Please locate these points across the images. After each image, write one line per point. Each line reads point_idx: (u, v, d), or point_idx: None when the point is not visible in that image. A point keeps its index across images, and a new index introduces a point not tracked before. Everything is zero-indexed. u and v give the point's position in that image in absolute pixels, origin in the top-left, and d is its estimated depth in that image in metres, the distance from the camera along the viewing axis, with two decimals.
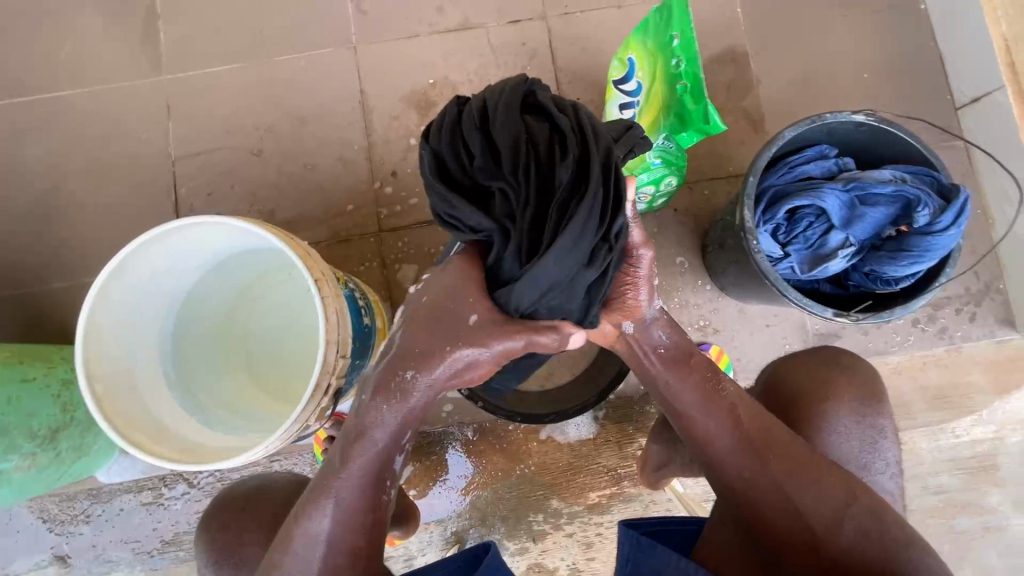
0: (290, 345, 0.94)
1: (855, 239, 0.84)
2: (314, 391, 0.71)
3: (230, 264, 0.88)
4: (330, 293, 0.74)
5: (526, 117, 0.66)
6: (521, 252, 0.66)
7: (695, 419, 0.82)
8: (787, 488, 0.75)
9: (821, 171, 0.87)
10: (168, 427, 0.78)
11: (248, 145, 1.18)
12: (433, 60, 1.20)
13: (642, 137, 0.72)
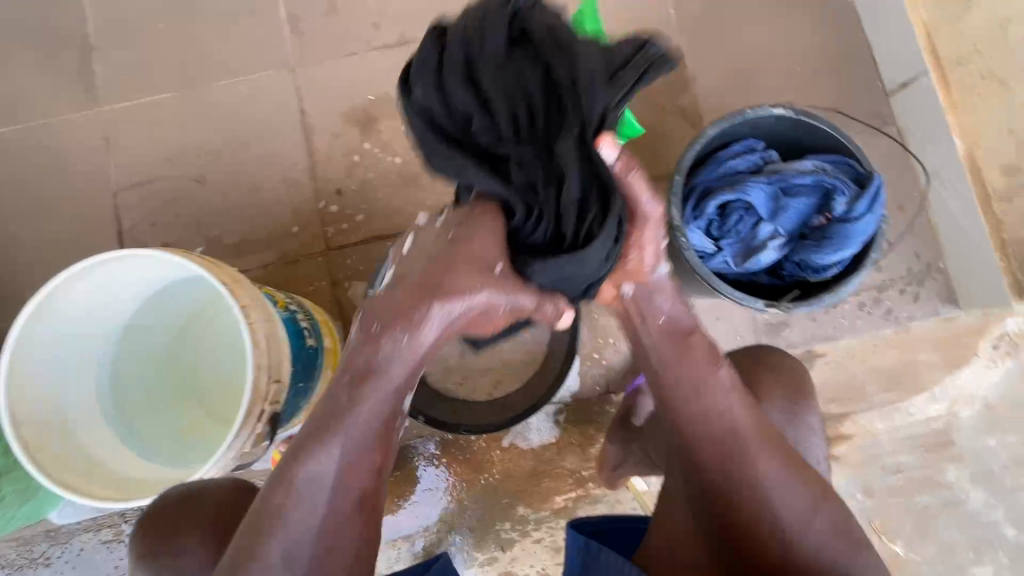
0: (231, 377, 0.90)
1: (783, 229, 0.86)
2: (246, 418, 0.70)
3: (166, 297, 0.87)
4: (258, 319, 0.73)
5: (518, 66, 0.62)
6: (543, 228, 0.67)
7: (701, 390, 0.76)
8: (762, 496, 0.72)
9: (748, 165, 0.89)
10: (103, 465, 0.77)
11: (190, 171, 1.17)
12: (371, 76, 1.20)
13: (657, 56, 0.62)
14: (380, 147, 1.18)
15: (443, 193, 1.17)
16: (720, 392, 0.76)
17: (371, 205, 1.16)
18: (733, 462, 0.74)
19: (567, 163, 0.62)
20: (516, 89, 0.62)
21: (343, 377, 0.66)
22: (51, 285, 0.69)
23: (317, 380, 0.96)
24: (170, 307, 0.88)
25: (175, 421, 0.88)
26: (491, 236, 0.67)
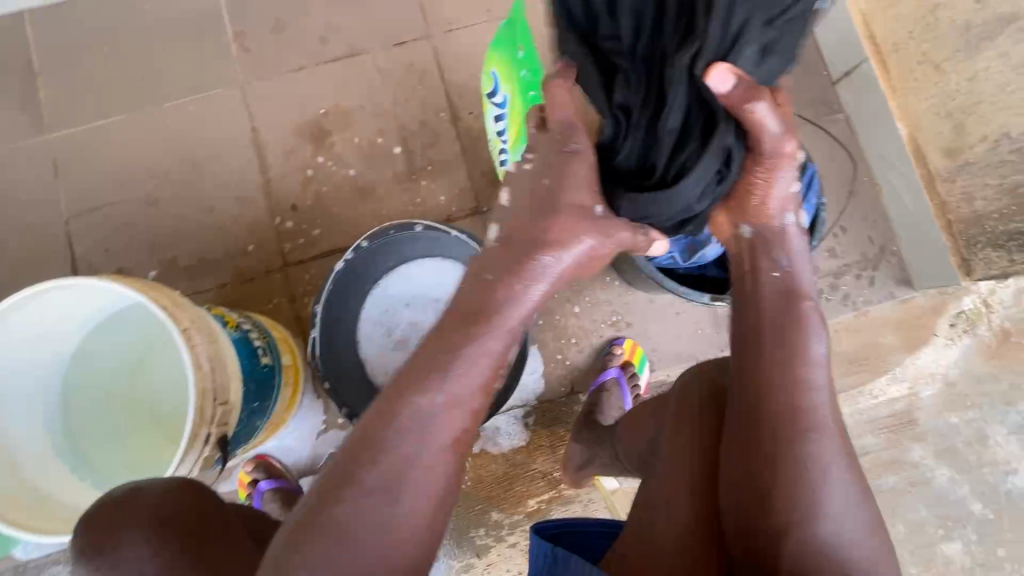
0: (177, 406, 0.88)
1: None
2: (190, 441, 0.70)
3: (112, 322, 0.87)
4: (200, 340, 0.73)
5: None
6: (642, 159, 0.66)
7: (792, 354, 0.66)
8: (814, 496, 0.61)
9: None
10: (49, 500, 0.76)
11: (143, 194, 1.17)
12: (321, 90, 1.20)
13: None
14: (333, 159, 1.18)
15: (399, 202, 1.17)
16: (807, 361, 0.66)
17: (327, 219, 1.16)
18: (794, 447, 0.63)
19: (670, 90, 0.59)
20: None
21: (450, 320, 0.63)
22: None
23: (275, 398, 0.95)
24: (116, 334, 0.87)
25: (128, 449, 0.86)
26: (586, 177, 0.66)
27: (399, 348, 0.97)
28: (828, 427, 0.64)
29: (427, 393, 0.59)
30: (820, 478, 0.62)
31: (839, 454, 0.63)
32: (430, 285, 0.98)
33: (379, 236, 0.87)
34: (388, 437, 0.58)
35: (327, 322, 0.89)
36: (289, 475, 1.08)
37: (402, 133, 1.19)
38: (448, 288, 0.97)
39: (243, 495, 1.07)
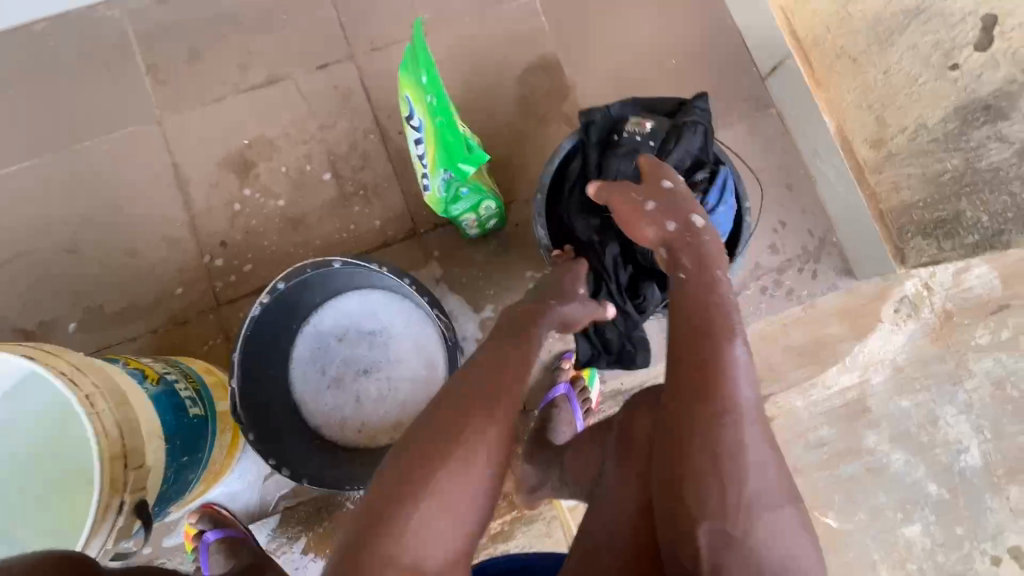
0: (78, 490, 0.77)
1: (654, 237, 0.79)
2: (99, 515, 0.65)
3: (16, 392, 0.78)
4: (106, 405, 0.69)
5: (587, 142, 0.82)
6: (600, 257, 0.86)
7: (708, 344, 0.64)
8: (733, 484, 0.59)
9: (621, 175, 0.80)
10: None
11: (62, 242, 1.12)
12: (244, 120, 1.16)
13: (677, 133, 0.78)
14: (261, 190, 1.14)
15: (332, 230, 1.13)
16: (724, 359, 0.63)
17: (257, 253, 1.12)
18: (719, 458, 0.59)
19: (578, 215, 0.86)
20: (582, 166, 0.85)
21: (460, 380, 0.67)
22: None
23: (209, 447, 0.91)
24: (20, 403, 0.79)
25: (29, 532, 0.76)
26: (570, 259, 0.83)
27: (333, 385, 0.94)
28: (750, 426, 0.60)
29: (437, 457, 0.59)
30: (741, 490, 0.59)
31: (764, 459, 0.60)
32: (359, 316, 0.95)
33: (295, 277, 0.82)
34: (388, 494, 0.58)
35: (249, 370, 0.83)
36: (235, 523, 1.03)
37: (332, 158, 1.16)
38: (379, 319, 0.95)
39: (188, 549, 1.02)
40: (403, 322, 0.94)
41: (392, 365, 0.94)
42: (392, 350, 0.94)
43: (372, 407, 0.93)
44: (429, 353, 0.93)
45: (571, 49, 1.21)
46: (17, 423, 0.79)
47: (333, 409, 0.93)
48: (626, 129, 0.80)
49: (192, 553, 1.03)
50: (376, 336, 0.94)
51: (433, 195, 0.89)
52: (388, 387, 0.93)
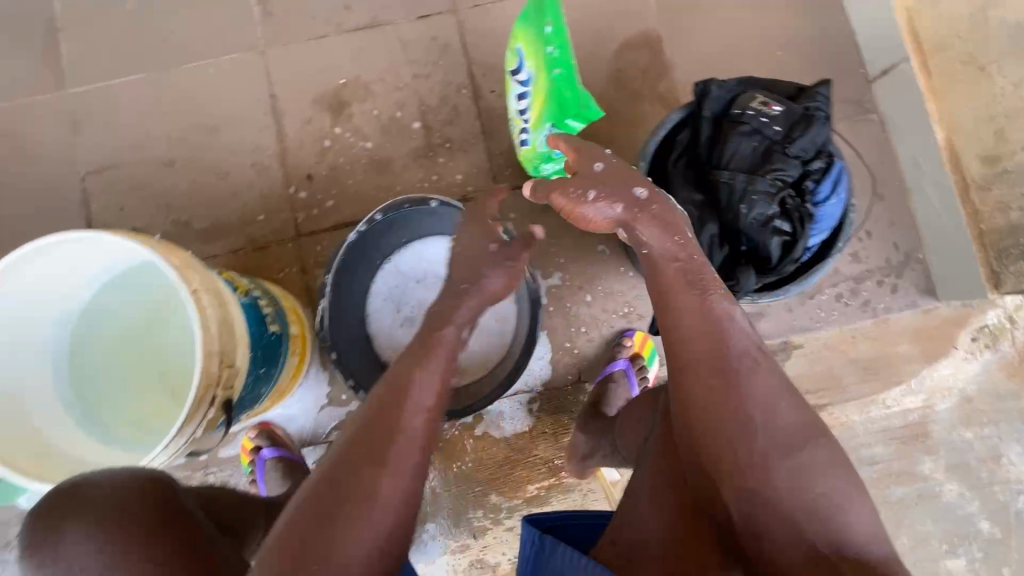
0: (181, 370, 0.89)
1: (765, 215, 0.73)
2: (196, 404, 0.69)
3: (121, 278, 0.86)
4: (210, 303, 0.72)
5: (702, 114, 0.78)
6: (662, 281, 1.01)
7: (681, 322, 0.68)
8: (735, 442, 0.61)
9: (738, 149, 0.75)
10: (61, 452, 0.77)
11: (159, 156, 1.16)
12: (343, 60, 1.18)
13: (800, 115, 0.75)
14: (351, 131, 1.16)
15: (414, 179, 1.15)
16: (704, 330, 0.67)
17: (341, 191, 1.15)
18: (706, 420, 0.63)
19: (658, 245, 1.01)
20: (688, 138, 0.81)
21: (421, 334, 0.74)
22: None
23: (282, 364, 0.95)
24: (128, 289, 0.88)
25: (136, 402, 0.88)
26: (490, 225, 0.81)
27: (407, 325, 0.98)
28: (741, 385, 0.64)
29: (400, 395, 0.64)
30: (750, 445, 0.61)
31: (767, 403, 0.63)
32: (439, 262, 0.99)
33: (392, 209, 0.85)
34: (342, 475, 0.57)
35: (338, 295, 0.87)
36: (290, 444, 1.08)
37: (423, 108, 1.17)
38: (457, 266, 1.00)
39: (244, 462, 1.07)
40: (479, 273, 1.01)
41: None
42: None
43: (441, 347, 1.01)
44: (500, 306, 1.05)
45: (674, 29, 1.19)
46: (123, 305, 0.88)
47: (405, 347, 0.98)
48: (748, 108, 0.76)
49: (248, 468, 1.08)
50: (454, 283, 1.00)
51: (531, 149, 0.90)
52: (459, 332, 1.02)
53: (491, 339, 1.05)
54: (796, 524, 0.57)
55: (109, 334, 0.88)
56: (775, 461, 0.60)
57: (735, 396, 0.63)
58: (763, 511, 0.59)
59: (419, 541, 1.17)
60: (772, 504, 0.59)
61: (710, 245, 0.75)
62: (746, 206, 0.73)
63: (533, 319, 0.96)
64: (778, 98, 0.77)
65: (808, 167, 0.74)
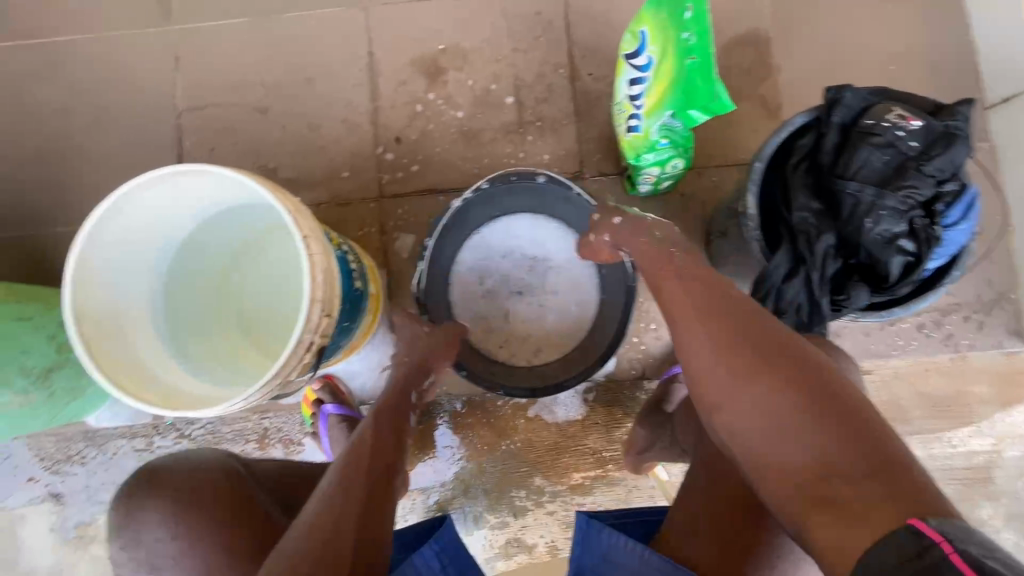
0: (280, 306, 0.96)
1: (885, 235, 0.70)
2: (297, 347, 0.71)
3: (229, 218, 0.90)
4: (318, 251, 0.74)
5: (829, 121, 0.75)
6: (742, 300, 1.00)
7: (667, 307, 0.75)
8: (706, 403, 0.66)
9: (866, 162, 0.72)
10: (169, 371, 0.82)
11: (253, 102, 1.17)
12: (444, 26, 1.17)
13: (940, 133, 0.71)
14: (444, 99, 1.16)
15: (502, 154, 1.15)
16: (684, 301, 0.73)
17: (427, 158, 1.15)
18: (694, 374, 0.68)
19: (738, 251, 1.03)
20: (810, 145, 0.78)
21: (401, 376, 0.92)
22: (135, 181, 0.71)
23: (361, 320, 0.96)
24: (230, 229, 0.92)
25: (221, 340, 0.93)
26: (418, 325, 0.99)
27: (489, 298, 1.07)
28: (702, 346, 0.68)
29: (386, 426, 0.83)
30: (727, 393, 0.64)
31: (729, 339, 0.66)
32: (527, 240, 1.07)
33: (500, 180, 0.97)
34: (356, 477, 0.73)
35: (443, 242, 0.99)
36: (352, 401, 1.10)
37: (517, 83, 1.16)
38: (544, 249, 1.07)
39: (305, 414, 1.08)
40: (565, 260, 1.07)
41: (546, 293, 1.07)
42: (549, 281, 1.07)
43: (518, 324, 1.07)
44: (584, 294, 1.06)
45: (785, 30, 1.15)
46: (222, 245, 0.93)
47: (482, 316, 1.07)
48: (883, 119, 0.72)
49: (308, 418, 1.10)
50: (540, 265, 1.07)
51: (639, 135, 0.89)
52: (538, 313, 1.07)
53: (571, 325, 1.06)
54: (791, 437, 0.58)
55: (209, 267, 0.93)
56: (752, 385, 0.62)
57: (713, 344, 0.67)
58: (757, 438, 0.61)
59: (459, 510, 1.19)
60: (764, 434, 0.60)
61: (823, 256, 0.73)
62: (871, 220, 0.70)
63: (625, 315, 0.99)
64: (917, 111, 0.73)
65: (940, 189, 0.71)
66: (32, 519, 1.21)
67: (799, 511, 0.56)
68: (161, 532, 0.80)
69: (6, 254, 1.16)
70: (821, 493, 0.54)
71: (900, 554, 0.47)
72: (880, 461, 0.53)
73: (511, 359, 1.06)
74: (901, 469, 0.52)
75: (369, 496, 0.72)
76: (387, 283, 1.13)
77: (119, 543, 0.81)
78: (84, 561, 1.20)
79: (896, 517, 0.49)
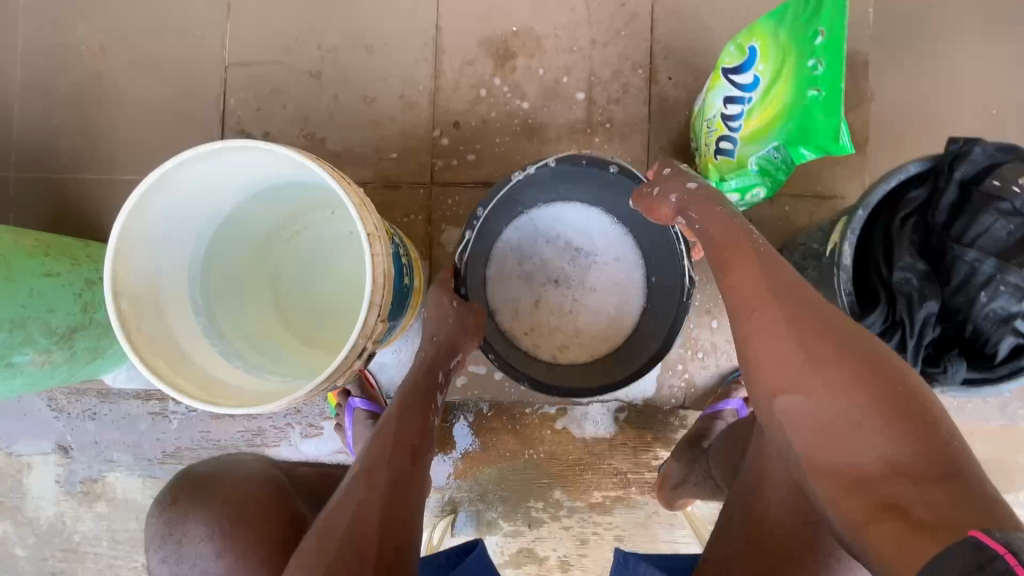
0: (325, 290, 0.92)
1: (996, 311, 0.66)
2: (350, 352, 0.66)
3: (278, 194, 0.84)
4: (380, 251, 0.69)
5: (950, 178, 0.68)
6: None
7: (733, 272, 0.67)
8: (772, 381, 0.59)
9: (986, 231, 0.66)
10: (202, 353, 0.77)
11: (306, 65, 1.09)
12: (519, 6, 1.08)
13: None
14: (510, 86, 1.08)
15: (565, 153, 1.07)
16: (758, 276, 0.64)
17: (485, 147, 1.08)
18: (757, 352, 0.61)
19: None
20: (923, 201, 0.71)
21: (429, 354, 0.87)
22: (190, 152, 0.66)
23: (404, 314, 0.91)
24: (281, 204, 0.86)
25: (258, 323, 0.88)
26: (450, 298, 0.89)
27: (525, 283, 1.03)
28: (779, 321, 0.60)
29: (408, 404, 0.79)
30: (790, 373, 0.58)
31: (811, 330, 0.59)
32: (575, 229, 1.02)
33: (568, 162, 0.85)
34: (375, 466, 0.70)
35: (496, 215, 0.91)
36: (379, 395, 1.06)
37: (591, 79, 1.08)
38: (590, 242, 1.02)
39: (331, 403, 1.06)
40: (611, 256, 1.02)
41: (584, 289, 1.03)
42: (590, 276, 1.03)
43: (550, 314, 1.03)
44: (626, 295, 1.02)
45: (885, 56, 1.06)
46: (263, 221, 0.87)
47: (514, 298, 1.03)
48: (1013, 184, 0.66)
49: (334, 408, 1.07)
50: (584, 258, 1.03)
51: (731, 159, 0.82)
52: (572, 306, 1.03)
53: (606, 324, 1.02)
54: (860, 435, 0.52)
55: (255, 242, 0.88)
56: (826, 377, 0.55)
57: (789, 326, 0.59)
58: (821, 432, 0.55)
59: (472, 513, 1.15)
60: (830, 424, 0.55)
61: (923, 323, 0.67)
62: (987, 293, 0.66)
63: (670, 331, 0.89)
64: None
65: None
66: (39, 469, 1.18)
67: (858, 513, 0.51)
68: (203, 547, 0.82)
69: (31, 197, 1.10)
70: (889, 498, 0.49)
71: (959, 566, 0.41)
72: (953, 468, 0.48)
73: (538, 350, 1.02)
74: (974, 480, 0.48)
75: (394, 475, 0.70)
76: (428, 275, 1.07)
77: (162, 556, 0.84)
78: (87, 518, 1.18)
79: (961, 529, 0.44)
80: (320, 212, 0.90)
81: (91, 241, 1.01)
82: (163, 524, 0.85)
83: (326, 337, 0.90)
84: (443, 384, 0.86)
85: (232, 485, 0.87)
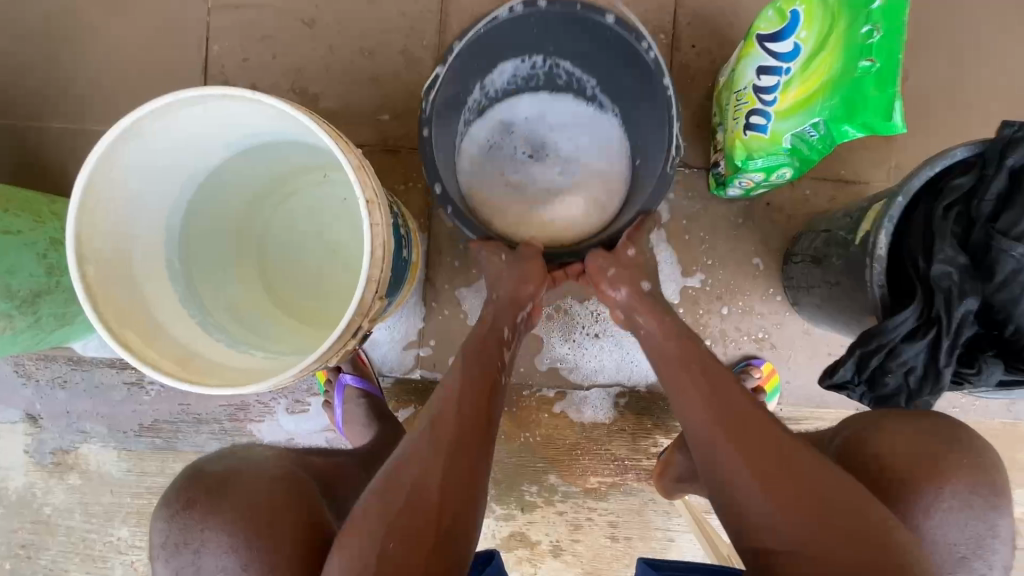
0: (308, 251, 0.85)
1: None
2: (344, 332, 0.61)
3: (262, 153, 0.76)
4: (380, 221, 0.62)
5: (1001, 164, 0.63)
6: (817, 312, 0.92)
7: (685, 392, 0.75)
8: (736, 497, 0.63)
9: None
10: (173, 326, 0.69)
11: (300, 11, 1.00)
12: None
13: None
14: None
15: None
16: (700, 399, 0.72)
17: None
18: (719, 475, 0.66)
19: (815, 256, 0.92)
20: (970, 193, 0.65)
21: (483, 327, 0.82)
22: (165, 97, 0.58)
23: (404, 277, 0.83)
24: (265, 166, 0.79)
25: (238, 290, 0.80)
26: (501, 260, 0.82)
27: (495, 156, 0.93)
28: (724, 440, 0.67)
29: (474, 363, 0.76)
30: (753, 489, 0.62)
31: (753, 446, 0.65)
32: (552, 110, 0.94)
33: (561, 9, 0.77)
34: (443, 424, 0.68)
35: (473, 56, 0.80)
36: (372, 373, 1.01)
37: None
38: (567, 128, 0.94)
39: (320, 379, 1.01)
40: (586, 122, 0.94)
41: (561, 170, 0.93)
42: (566, 154, 0.93)
43: (520, 190, 0.93)
44: (608, 181, 0.92)
45: (921, 31, 1.00)
46: (249, 185, 0.80)
47: (483, 166, 0.93)
48: None
49: (323, 384, 1.03)
50: (558, 133, 0.94)
51: (762, 136, 0.76)
52: (547, 188, 0.92)
53: (585, 211, 0.91)
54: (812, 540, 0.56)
55: (235, 200, 0.80)
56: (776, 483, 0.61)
57: (745, 453, 0.64)
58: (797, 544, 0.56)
59: None
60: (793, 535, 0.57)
61: (960, 321, 0.64)
62: None
63: (660, 180, 0.78)
64: None
65: None
66: (5, 438, 1.12)
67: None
68: (225, 562, 0.65)
69: None
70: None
71: None
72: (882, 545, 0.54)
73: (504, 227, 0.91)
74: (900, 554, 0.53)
75: (460, 435, 0.67)
76: (426, 247, 1.02)
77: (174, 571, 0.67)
78: (59, 490, 1.12)
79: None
80: (307, 173, 0.83)
81: (58, 197, 0.92)
82: (176, 530, 0.68)
83: (317, 314, 0.84)
84: (508, 339, 0.82)
85: (249, 478, 0.71)
